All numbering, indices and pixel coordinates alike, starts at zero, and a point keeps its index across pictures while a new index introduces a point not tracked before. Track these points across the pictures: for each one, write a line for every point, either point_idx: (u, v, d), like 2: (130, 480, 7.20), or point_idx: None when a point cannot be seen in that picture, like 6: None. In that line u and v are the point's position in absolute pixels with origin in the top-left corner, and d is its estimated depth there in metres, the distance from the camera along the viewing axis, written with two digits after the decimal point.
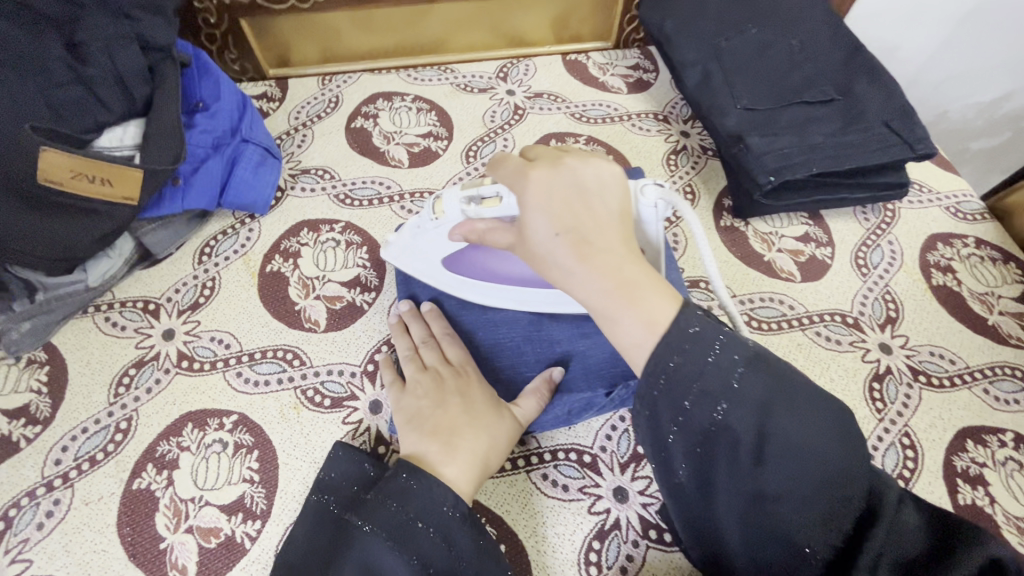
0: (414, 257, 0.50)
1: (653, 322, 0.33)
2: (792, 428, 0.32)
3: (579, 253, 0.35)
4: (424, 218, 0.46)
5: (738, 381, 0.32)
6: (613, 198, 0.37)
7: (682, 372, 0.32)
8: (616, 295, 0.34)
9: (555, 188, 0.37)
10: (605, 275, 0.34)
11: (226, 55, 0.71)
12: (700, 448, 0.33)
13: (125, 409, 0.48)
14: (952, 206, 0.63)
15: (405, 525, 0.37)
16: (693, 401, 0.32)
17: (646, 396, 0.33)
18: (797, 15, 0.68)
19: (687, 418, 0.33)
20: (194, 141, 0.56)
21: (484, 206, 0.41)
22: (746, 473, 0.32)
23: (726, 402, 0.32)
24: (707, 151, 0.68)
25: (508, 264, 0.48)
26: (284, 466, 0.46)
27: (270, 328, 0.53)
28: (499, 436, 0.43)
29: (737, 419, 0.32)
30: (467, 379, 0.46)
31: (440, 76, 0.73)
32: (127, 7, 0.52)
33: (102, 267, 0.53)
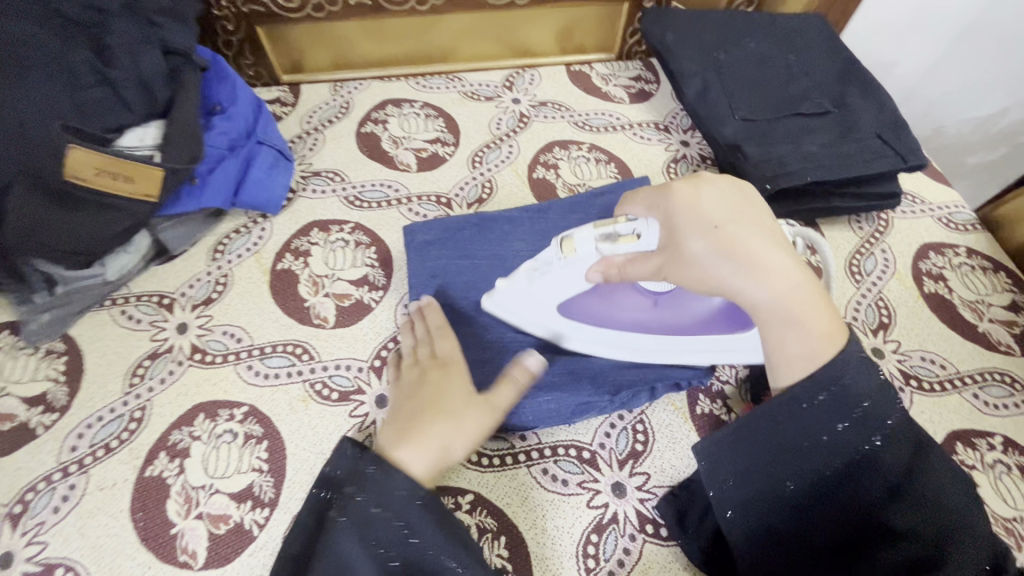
0: (528, 305, 0.49)
1: (823, 331, 0.36)
2: (935, 482, 0.33)
3: (745, 260, 0.37)
4: (549, 257, 0.46)
5: (895, 415, 0.35)
6: (759, 211, 0.39)
7: (840, 399, 0.35)
8: (787, 303, 0.36)
9: (703, 204, 0.39)
10: (773, 283, 0.37)
11: (242, 60, 0.73)
12: (830, 468, 0.34)
13: (139, 399, 0.50)
14: (944, 216, 0.65)
15: (359, 512, 0.36)
16: (845, 424, 0.34)
17: (788, 408, 0.35)
18: (794, 30, 0.70)
19: (829, 438, 0.34)
20: (211, 141, 0.58)
21: (620, 243, 0.41)
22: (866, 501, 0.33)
23: (880, 435, 0.34)
24: (706, 160, 0.70)
25: (623, 307, 0.50)
26: (292, 457, 0.47)
27: (280, 323, 0.54)
28: (470, 424, 0.42)
29: (885, 454, 0.34)
30: (445, 370, 0.46)
31: (448, 84, 0.75)
32: (151, 14, 0.55)
33: (120, 261, 0.55)
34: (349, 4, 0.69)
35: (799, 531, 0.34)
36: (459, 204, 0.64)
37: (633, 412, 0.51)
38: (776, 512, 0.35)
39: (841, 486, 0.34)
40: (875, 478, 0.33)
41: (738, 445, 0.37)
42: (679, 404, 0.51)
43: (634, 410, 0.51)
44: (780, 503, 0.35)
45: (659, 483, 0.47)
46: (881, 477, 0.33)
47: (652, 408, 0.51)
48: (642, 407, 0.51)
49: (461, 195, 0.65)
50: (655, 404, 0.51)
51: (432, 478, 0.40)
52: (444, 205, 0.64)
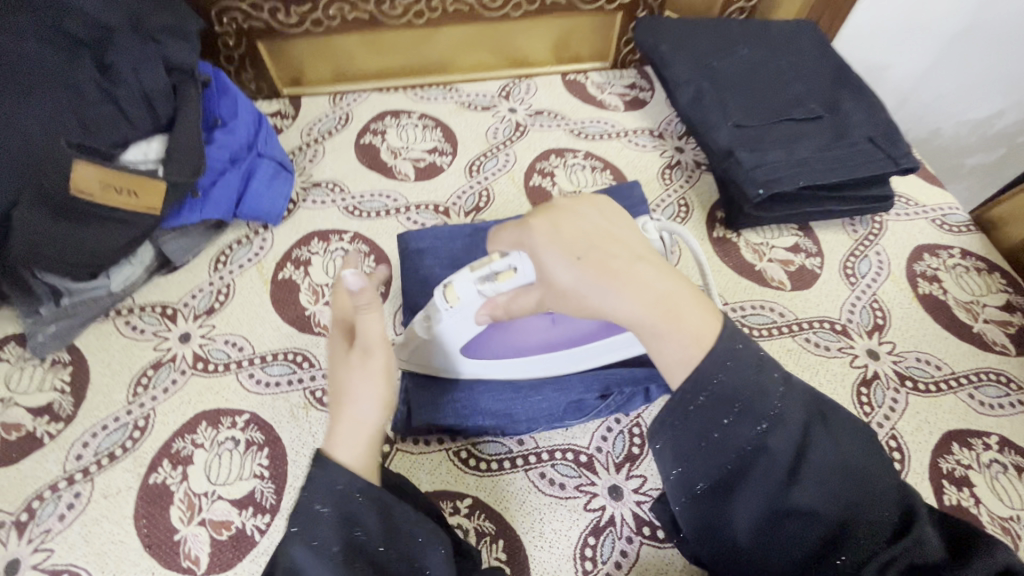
0: (434, 352, 0.49)
1: (698, 335, 0.34)
2: (828, 447, 0.32)
3: (609, 276, 0.35)
4: (438, 307, 0.46)
5: (776, 396, 0.32)
6: (617, 228, 0.38)
7: (723, 389, 0.32)
8: (658, 312, 0.34)
9: (562, 228, 0.37)
10: (641, 292, 0.35)
11: (243, 75, 0.74)
12: (732, 465, 0.32)
13: (143, 407, 0.51)
14: (938, 218, 0.65)
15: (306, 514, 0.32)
16: (733, 417, 0.32)
17: (681, 409, 0.33)
18: (785, 37, 0.71)
19: (724, 434, 0.32)
20: (212, 155, 0.59)
21: (500, 280, 0.42)
22: (776, 491, 0.31)
23: (764, 423, 0.32)
24: (701, 166, 0.71)
25: (524, 332, 0.49)
26: (293, 463, 0.48)
27: (282, 332, 0.55)
28: (361, 386, 0.37)
29: (777, 441, 0.31)
30: (338, 343, 0.40)
31: (446, 95, 0.77)
32: (154, 32, 0.56)
33: (124, 273, 0.56)
34: (347, 17, 0.70)
35: (723, 523, 0.33)
36: (456, 213, 0.65)
37: (630, 415, 0.51)
38: (699, 509, 0.33)
39: (748, 476, 0.32)
40: (772, 464, 0.31)
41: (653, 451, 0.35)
42: None
43: (630, 414, 0.51)
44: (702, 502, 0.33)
45: (655, 486, 0.48)
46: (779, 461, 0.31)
47: (648, 411, 0.52)
48: (638, 410, 0.52)
49: (459, 203, 0.66)
50: (651, 407, 0.52)
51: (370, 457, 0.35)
52: (442, 214, 0.65)
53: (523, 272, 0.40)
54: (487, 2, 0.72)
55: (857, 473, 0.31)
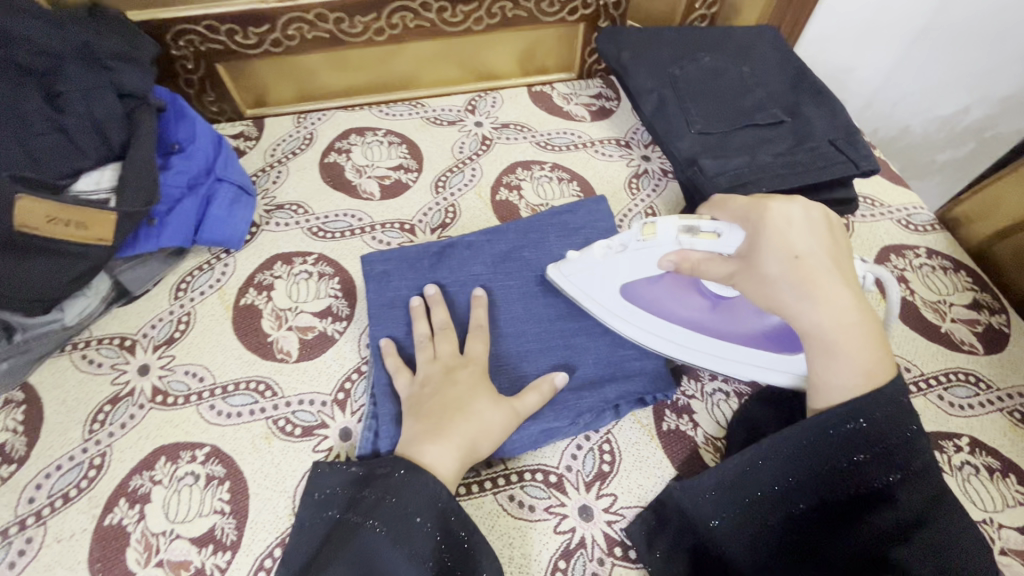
0: (591, 278, 0.50)
1: (868, 368, 0.39)
2: (946, 530, 0.35)
3: (812, 286, 0.39)
4: (627, 237, 0.47)
5: (913, 461, 0.37)
6: (839, 244, 0.42)
7: (866, 435, 0.38)
8: (840, 334, 0.39)
9: (793, 226, 0.41)
10: (836, 312, 0.39)
11: (204, 97, 0.73)
12: (844, 493, 0.38)
13: (100, 445, 0.49)
14: (903, 218, 0.66)
15: (404, 520, 0.39)
16: (865, 455, 0.38)
17: (819, 432, 0.39)
18: (746, 43, 0.71)
19: (850, 465, 0.38)
20: (169, 181, 0.58)
21: (700, 239, 0.44)
22: (875, 533, 0.36)
23: (892, 475, 0.37)
24: (668, 174, 0.71)
25: (681, 304, 0.50)
26: (254, 497, 0.47)
27: (243, 360, 0.54)
28: (493, 426, 0.46)
29: (906, 494, 0.37)
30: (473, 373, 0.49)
31: (411, 110, 0.76)
32: (105, 58, 0.55)
33: (80, 305, 0.54)
34: (308, 36, 0.69)
35: (816, 549, 0.37)
36: (423, 230, 0.64)
37: (600, 431, 0.50)
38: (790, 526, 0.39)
39: (858, 514, 0.37)
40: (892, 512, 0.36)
41: (760, 471, 0.40)
42: (646, 421, 0.51)
43: (600, 430, 0.50)
44: (794, 523, 0.39)
45: (626, 504, 0.47)
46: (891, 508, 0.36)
47: (618, 427, 0.51)
48: (608, 426, 0.51)
49: (425, 220, 0.65)
50: (621, 422, 0.51)
51: (460, 474, 0.44)
52: (408, 232, 0.64)
53: (728, 241, 0.43)
54: (447, 17, 0.71)
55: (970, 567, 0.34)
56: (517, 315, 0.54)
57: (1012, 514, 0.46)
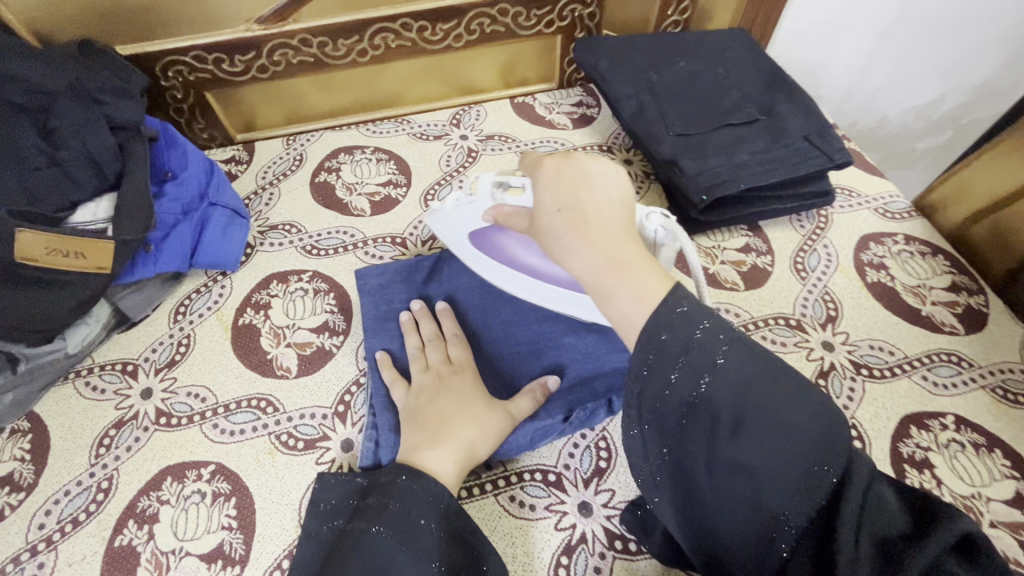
0: (448, 228, 0.55)
1: (647, 295, 0.37)
2: (772, 406, 0.33)
3: (575, 229, 0.41)
4: (461, 194, 0.52)
5: (717, 355, 0.34)
6: (618, 188, 0.43)
7: (671, 347, 0.34)
8: (605, 269, 0.38)
9: (565, 177, 0.43)
10: (597, 251, 0.39)
11: (194, 125, 0.74)
12: (681, 422, 0.34)
13: (106, 468, 0.50)
14: (880, 207, 0.68)
15: (409, 523, 0.40)
16: (681, 370, 0.34)
17: (637, 368, 0.35)
18: (719, 47, 0.74)
19: (672, 392, 0.34)
20: (163, 209, 0.60)
21: (508, 194, 0.48)
22: (721, 443, 0.33)
23: (708, 375, 0.33)
24: (650, 176, 0.72)
25: (521, 250, 0.52)
26: (260, 511, 0.48)
27: (244, 379, 0.55)
28: (490, 428, 0.47)
29: (725, 390, 0.33)
30: (464, 380, 0.50)
31: (398, 127, 0.78)
32: (95, 92, 0.56)
33: (80, 333, 0.55)
34: (293, 61, 0.71)
35: (687, 486, 0.35)
36: (414, 243, 0.66)
37: (595, 429, 0.52)
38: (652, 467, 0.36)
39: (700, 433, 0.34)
40: (724, 412, 0.33)
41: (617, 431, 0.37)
42: None
43: (596, 428, 0.52)
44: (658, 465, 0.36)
45: (624, 498, 0.48)
46: (718, 409, 0.33)
47: (613, 424, 0.52)
48: (603, 423, 0.52)
49: (416, 233, 0.67)
50: (615, 419, 0.52)
51: (461, 477, 0.45)
52: (400, 245, 0.66)
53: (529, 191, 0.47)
54: (428, 36, 0.73)
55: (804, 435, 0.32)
56: (507, 319, 0.56)
57: (999, 487, 0.48)
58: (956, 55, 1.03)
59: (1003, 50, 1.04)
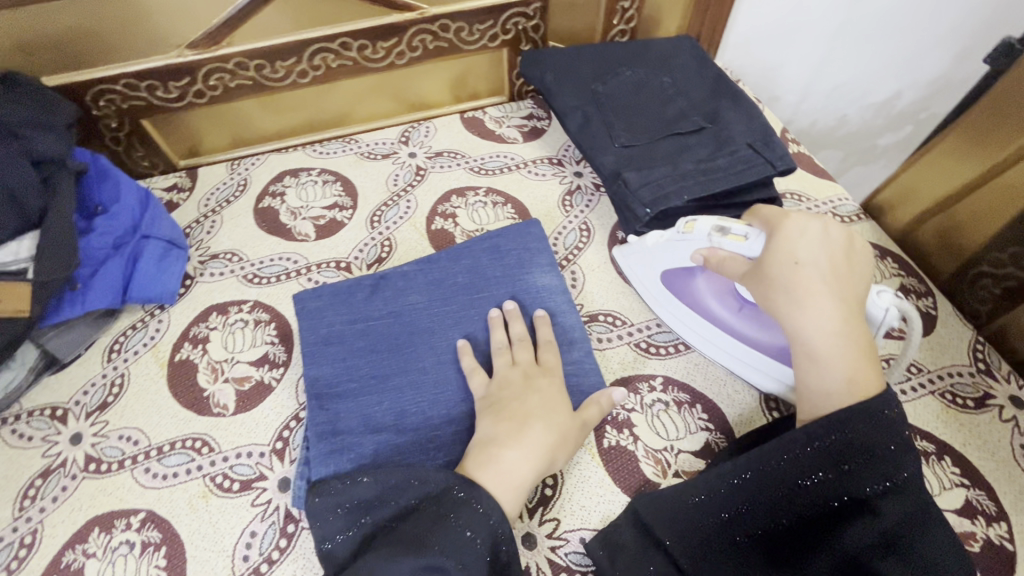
0: (643, 260, 0.58)
1: (859, 382, 0.41)
2: (925, 545, 0.37)
3: (804, 293, 0.43)
4: (672, 232, 0.53)
5: (895, 469, 0.39)
6: (856, 266, 0.45)
7: (836, 450, 0.39)
8: (828, 342, 0.42)
9: (806, 239, 0.45)
10: (826, 323, 0.42)
11: (133, 153, 0.72)
12: (829, 507, 0.39)
13: (30, 522, 0.48)
14: (830, 211, 0.67)
15: (456, 535, 0.40)
16: (847, 470, 0.39)
17: (805, 436, 0.40)
18: (665, 55, 0.73)
19: (835, 477, 0.39)
20: (93, 245, 0.57)
21: (728, 239, 0.49)
22: (863, 547, 0.37)
23: (882, 486, 0.39)
24: (600, 188, 0.72)
25: (713, 299, 0.54)
26: (191, 559, 0.46)
27: (178, 418, 0.53)
28: (559, 441, 0.46)
29: (889, 505, 0.38)
30: (551, 391, 0.48)
31: (345, 147, 0.77)
32: (16, 127, 0.54)
33: (4, 379, 0.52)
34: (231, 85, 0.69)
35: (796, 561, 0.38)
36: (359, 266, 0.64)
37: None
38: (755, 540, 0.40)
39: (840, 526, 0.38)
40: (875, 523, 0.38)
41: (750, 484, 0.41)
42: (587, 440, 0.51)
43: None
44: (768, 535, 0.39)
45: (570, 528, 0.47)
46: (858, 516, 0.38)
47: None
48: None
49: (361, 256, 0.65)
50: None
51: (533, 483, 0.44)
52: (344, 270, 0.64)
53: (753, 246, 0.48)
54: (369, 54, 0.71)
55: None
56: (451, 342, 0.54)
57: (949, 497, 0.47)
58: (909, 52, 1.03)
59: (952, 46, 1.05)
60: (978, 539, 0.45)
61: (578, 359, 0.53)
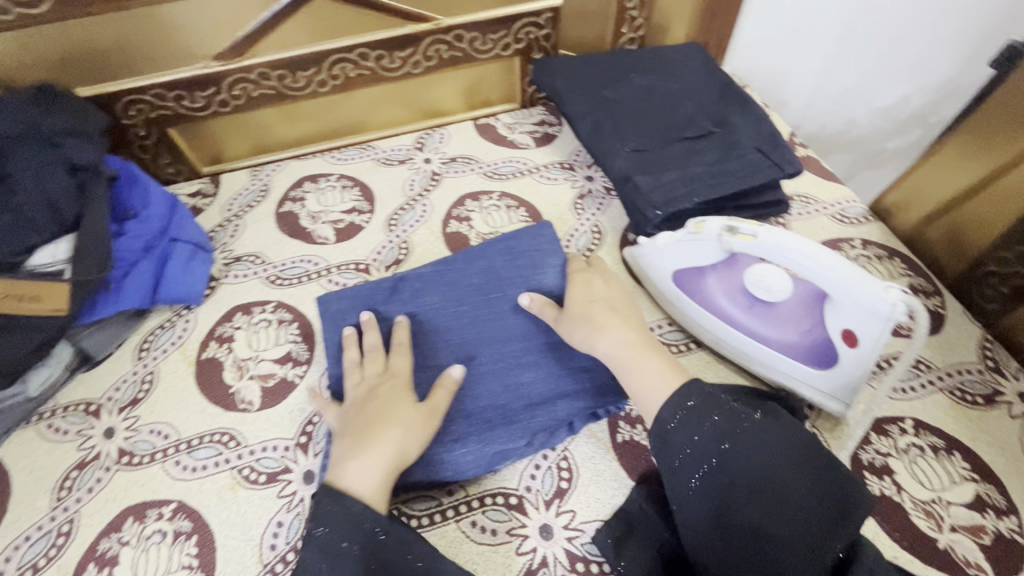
0: (651, 262, 0.59)
1: (664, 378, 0.46)
2: (787, 483, 0.39)
3: (596, 322, 0.51)
4: (681, 232, 0.54)
5: (743, 427, 0.41)
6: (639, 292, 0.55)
7: (704, 442, 0.41)
8: (628, 354, 0.49)
9: (590, 282, 0.56)
10: (620, 340, 0.50)
11: (160, 160, 0.75)
12: (701, 476, 0.40)
13: (68, 511, 0.50)
14: (838, 213, 0.68)
15: (333, 547, 0.41)
16: (694, 442, 0.41)
17: (662, 429, 0.43)
18: (674, 61, 0.75)
19: (694, 449, 0.41)
20: (123, 247, 0.59)
21: (738, 238, 0.50)
22: (734, 498, 0.39)
23: (731, 444, 0.40)
24: (611, 192, 0.73)
25: (724, 299, 0.54)
26: (221, 548, 0.48)
27: (206, 413, 0.55)
28: (413, 440, 0.47)
29: (739, 455, 0.40)
30: (392, 398, 0.49)
31: (362, 153, 0.79)
32: (53, 135, 0.57)
33: (42, 375, 0.55)
34: (254, 95, 0.72)
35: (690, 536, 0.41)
36: (377, 268, 0.66)
37: (557, 449, 0.52)
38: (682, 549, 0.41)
39: (714, 489, 0.40)
40: (730, 477, 0.40)
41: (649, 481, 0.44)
42: (601, 435, 0.53)
43: (558, 448, 0.52)
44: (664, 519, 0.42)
45: (585, 519, 0.48)
46: (745, 481, 0.39)
47: (574, 443, 0.52)
48: (565, 443, 0.52)
49: (380, 259, 0.67)
50: (577, 438, 0.52)
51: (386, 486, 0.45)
52: (363, 272, 0.66)
53: (765, 244, 0.48)
54: (386, 64, 0.74)
55: (805, 505, 0.38)
56: (469, 338, 0.56)
57: (958, 491, 0.48)
58: (916, 57, 1.05)
59: (961, 49, 1.06)
60: (987, 532, 0.46)
61: (591, 357, 0.54)
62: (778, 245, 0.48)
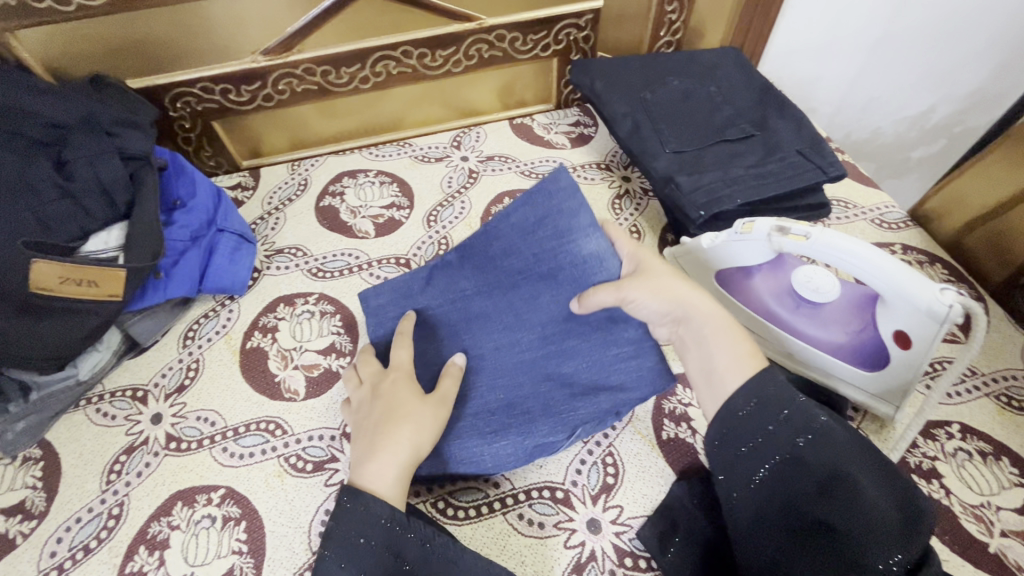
0: (695, 262, 0.60)
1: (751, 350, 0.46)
2: (861, 479, 0.39)
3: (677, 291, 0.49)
4: (727, 232, 0.55)
5: (817, 424, 0.41)
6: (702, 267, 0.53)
7: (777, 435, 0.41)
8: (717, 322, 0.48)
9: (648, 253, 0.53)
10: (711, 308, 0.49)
11: (202, 153, 0.76)
12: (773, 466, 0.41)
13: (117, 494, 0.51)
14: (877, 218, 0.69)
15: (351, 543, 0.41)
16: (768, 432, 0.42)
17: (731, 417, 0.43)
18: (711, 65, 0.76)
19: (767, 438, 0.41)
20: (173, 236, 0.60)
21: (789, 239, 0.51)
22: (806, 490, 0.39)
23: (807, 438, 0.41)
24: (648, 193, 0.74)
25: (770, 299, 0.56)
26: (270, 534, 0.48)
27: (252, 402, 0.56)
28: (428, 433, 0.47)
29: (814, 450, 0.40)
30: (400, 393, 0.49)
31: (400, 150, 0.80)
32: (109, 126, 0.57)
33: (92, 359, 0.56)
34: (298, 89, 0.73)
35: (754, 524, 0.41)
36: (418, 263, 0.67)
37: (602, 444, 0.52)
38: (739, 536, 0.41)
39: (787, 481, 0.40)
40: (805, 470, 0.40)
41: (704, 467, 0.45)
42: (646, 432, 0.53)
43: (603, 443, 0.52)
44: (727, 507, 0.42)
45: (633, 515, 0.48)
46: (818, 474, 0.39)
47: (619, 438, 0.53)
48: (610, 438, 0.52)
49: (419, 254, 0.68)
50: (622, 433, 0.53)
51: (402, 485, 0.44)
52: (404, 266, 0.67)
53: (816, 245, 0.49)
54: (428, 62, 0.75)
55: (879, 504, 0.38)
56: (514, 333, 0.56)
57: (1007, 496, 0.48)
58: (945, 67, 1.05)
59: (991, 60, 1.06)
60: None
61: (635, 340, 0.52)
62: (830, 245, 0.48)
